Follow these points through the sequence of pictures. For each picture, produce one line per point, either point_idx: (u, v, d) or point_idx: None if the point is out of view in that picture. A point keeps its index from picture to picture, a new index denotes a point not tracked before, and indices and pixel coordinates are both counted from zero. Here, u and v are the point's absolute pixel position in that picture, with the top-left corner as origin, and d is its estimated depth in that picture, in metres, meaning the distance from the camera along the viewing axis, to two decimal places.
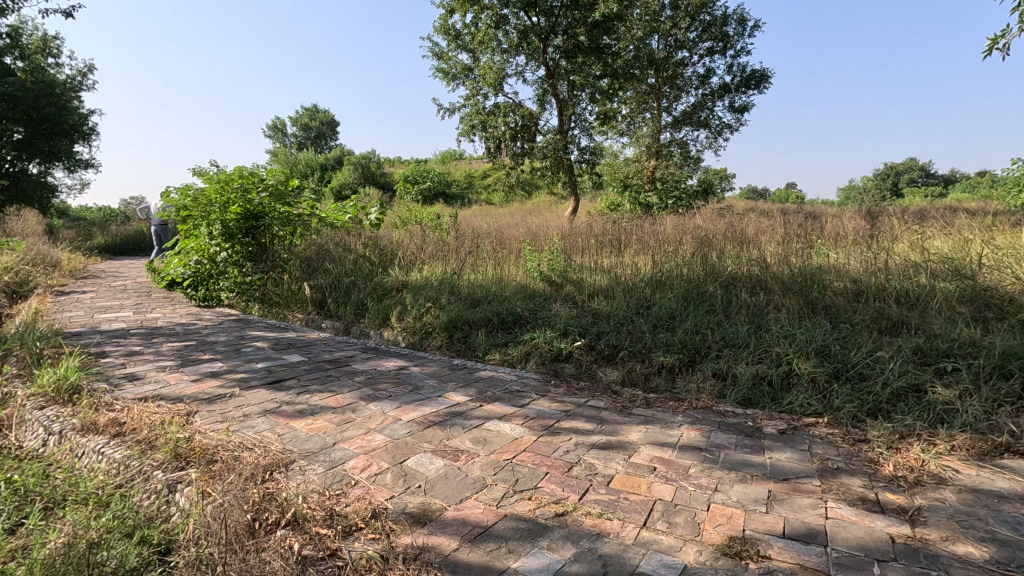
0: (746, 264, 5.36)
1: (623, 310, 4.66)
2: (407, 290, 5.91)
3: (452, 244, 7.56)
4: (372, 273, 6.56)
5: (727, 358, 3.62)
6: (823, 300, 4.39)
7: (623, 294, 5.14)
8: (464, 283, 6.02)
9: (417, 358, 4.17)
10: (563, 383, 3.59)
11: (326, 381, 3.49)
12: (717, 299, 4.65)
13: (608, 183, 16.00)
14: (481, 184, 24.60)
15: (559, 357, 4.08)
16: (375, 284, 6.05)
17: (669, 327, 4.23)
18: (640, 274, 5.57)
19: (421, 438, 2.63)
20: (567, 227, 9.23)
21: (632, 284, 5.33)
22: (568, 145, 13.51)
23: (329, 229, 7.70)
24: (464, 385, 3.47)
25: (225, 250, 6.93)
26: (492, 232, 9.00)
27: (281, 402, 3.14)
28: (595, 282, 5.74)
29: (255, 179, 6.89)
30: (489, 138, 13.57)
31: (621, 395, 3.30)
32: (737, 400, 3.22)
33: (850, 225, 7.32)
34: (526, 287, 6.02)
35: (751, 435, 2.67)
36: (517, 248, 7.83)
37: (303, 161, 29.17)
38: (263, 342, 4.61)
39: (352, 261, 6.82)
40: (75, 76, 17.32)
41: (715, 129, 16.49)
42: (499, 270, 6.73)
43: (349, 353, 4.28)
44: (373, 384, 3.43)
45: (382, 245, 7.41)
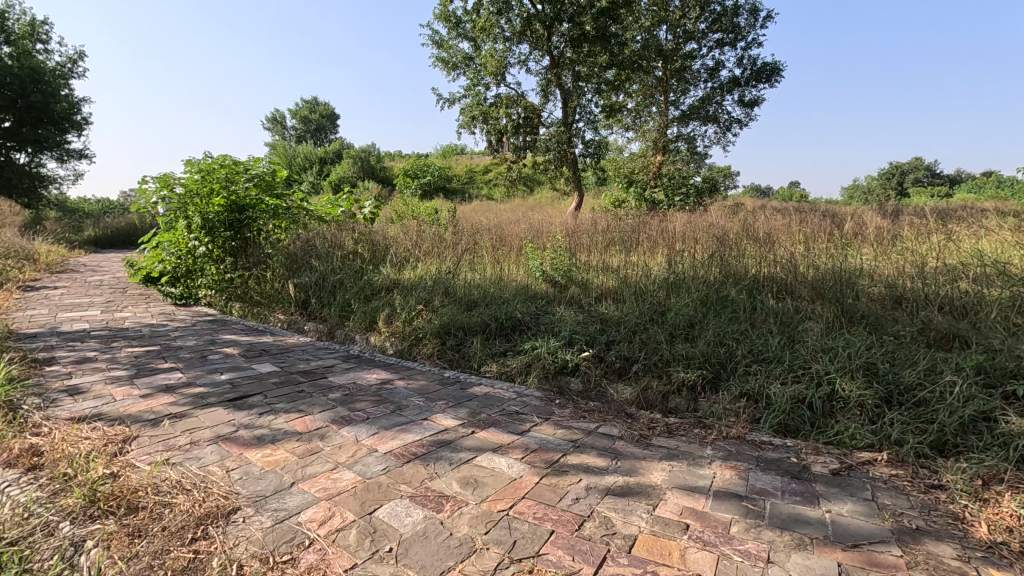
0: (769, 266, 4.88)
1: (634, 316, 4.18)
2: (398, 290, 5.45)
3: (449, 240, 7.10)
4: (361, 271, 6.08)
5: (758, 376, 3.15)
6: (860, 308, 3.90)
7: (635, 298, 4.67)
8: (460, 283, 5.56)
9: (404, 369, 3.71)
10: (569, 403, 3.12)
11: (295, 399, 3.02)
12: (739, 305, 4.17)
13: (612, 179, 15.50)
14: (482, 178, 24.11)
15: (564, 370, 3.61)
16: (364, 283, 5.58)
17: (688, 337, 3.76)
18: (652, 275, 5.10)
19: (398, 478, 2.16)
20: (572, 223, 8.76)
21: (644, 287, 4.86)
22: (572, 138, 13.01)
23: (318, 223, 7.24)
24: (454, 405, 3.00)
25: (204, 245, 6.46)
26: (492, 229, 8.52)
27: (238, 425, 2.67)
28: (603, 284, 5.27)
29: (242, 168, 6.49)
30: (491, 130, 13.07)
31: (637, 420, 2.83)
32: (772, 428, 2.75)
33: (875, 224, 6.83)
34: (527, 288, 5.55)
35: (799, 478, 2.20)
36: (518, 246, 7.35)
37: (301, 154, 28.68)
38: (234, 348, 4.15)
39: (341, 256, 6.35)
40: (65, 63, 16.87)
41: (724, 124, 15.96)
42: (498, 269, 6.26)
43: (328, 363, 3.81)
44: (349, 404, 2.97)
45: (373, 240, 6.94)
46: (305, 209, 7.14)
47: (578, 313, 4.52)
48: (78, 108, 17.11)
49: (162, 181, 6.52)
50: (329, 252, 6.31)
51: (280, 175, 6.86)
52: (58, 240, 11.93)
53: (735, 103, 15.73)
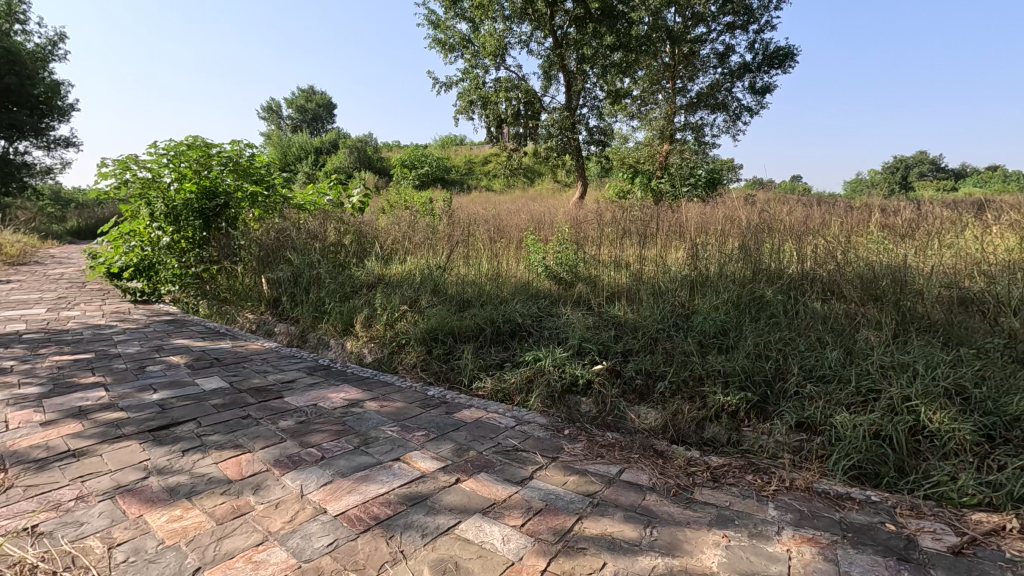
0: (805, 261, 4.24)
1: (654, 320, 3.57)
2: (382, 288, 4.82)
3: (443, 232, 6.45)
4: (343, 267, 5.44)
5: (816, 400, 2.52)
6: (925, 313, 3.27)
7: (652, 298, 4.03)
8: (454, 279, 4.92)
9: (380, 385, 3.07)
10: (581, 434, 2.48)
11: (235, 428, 2.38)
12: (777, 307, 3.55)
13: (616, 169, 14.83)
14: (481, 169, 23.41)
15: (573, 388, 2.98)
16: (344, 280, 4.94)
17: (722, 349, 3.14)
18: (670, 271, 4.46)
19: (347, 561, 1.53)
20: (579, 214, 8.11)
21: (662, 285, 4.23)
22: (576, 125, 12.32)
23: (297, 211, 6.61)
24: (436, 438, 2.37)
25: (168, 235, 5.89)
26: (489, 220, 7.86)
27: (151, 469, 2.04)
28: (615, 280, 4.63)
29: (217, 151, 6.01)
30: (490, 117, 12.38)
31: (670, 461, 2.20)
32: (845, 474, 2.13)
33: (913, 215, 6.15)
34: (528, 285, 4.92)
35: (910, 562, 1.57)
36: (518, 238, 6.71)
37: (297, 143, 27.94)
38: (182, 356, 3.51)
39: (321, 247, 5.70)
40: (45, 45, 16.16)
41: (734, 111, 15.25)
42: (496, 263, 5.62)
43: (289, 376, 3.18)
44: (304, 436, 2.33)
45: (358, 231, 6.29)
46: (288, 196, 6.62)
47: (587, 315, 3.91)
48: (61, 92, 16.39)
49: (124, 165, 5.95)
50: (307, 242, 5.66)
51: (260, 159, 6.39)
52: (32, 231, 11.26)
53: (746, 89, 15.01)
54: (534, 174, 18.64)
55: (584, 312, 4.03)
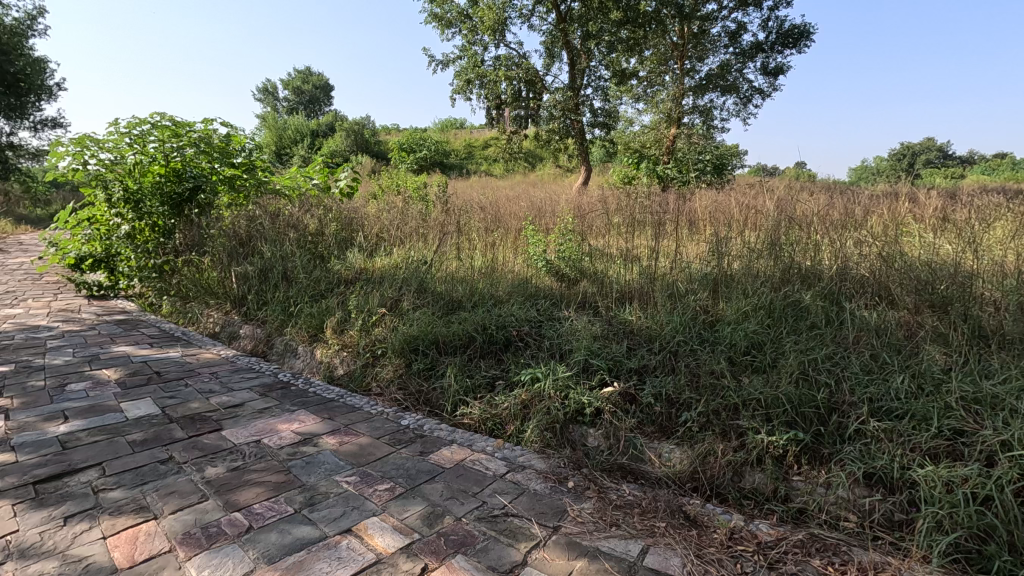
0: (845, 257, 3.68)
1: (673, 330, 3.04)
2: (362, 286, 4.27)
3: (434, 223, 5.89)
4: (321, 262, 4.90)
5: (885, 445, 1.99)
6: (1000, 326, 2.72)
7: (668, 301, 3.49)
8: (443, 276, 4.37)
9: (345, 410, 2.55)
10: (589, 486, 1.96)
11: (145, 480, 1.85)
12: (819, 315, 3.01)
13: (621, 154, 14.20)
14: (480, 153, 22.72)
15: (579, 418, 2.46)
16: (320, 276, 4.40)
17: (758, 369, 2.61)
18: (687, 269, 3.91)
19: None
20: (583, 202, 7.53)
21: (679, 285, 3.68)
22: (580, 106, 11.65)
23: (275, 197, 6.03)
24: (404, 494, 1.84)
25: (127, 222, 5.36)
26: (486, 207, 7.29)
27: (12, 550, 1.49)
28: (624, 276, 4.07)
29: (189, 130, 5.48)
30: (489, 97, 11.72)
31: (710, 535, 1.67)
32: (940, 557, 1.60)
33: (952, 205, 5.58)
34: (526, 283, 4.37)
35: None
36: (516, 229, 6.15)
37: (292, 126, 27.17)
38: (116, 369, 2.97)
39: (297, 237, 5.14)
40: (26, 19, 15.48)
41: (746, 94, 14.55)
42: (491, 256, 5.07)
43: (237, 397, 2.65)
44: (231, 493, 1.80)
45: (341, 220, 5.73)
46: (267, 180, 6.11)
47: (593, 321, 3.38)
48: (42, 69, 15.70)
49: (81, 145, 5.36)
50: (282, 231, 5.10)
51: (236, 140, 5.88)
52: (7, 216, 10.73)
53: (758, 70, 14.29)
54: (535, 159, 18.00)
55: (590, 317, 3.50)
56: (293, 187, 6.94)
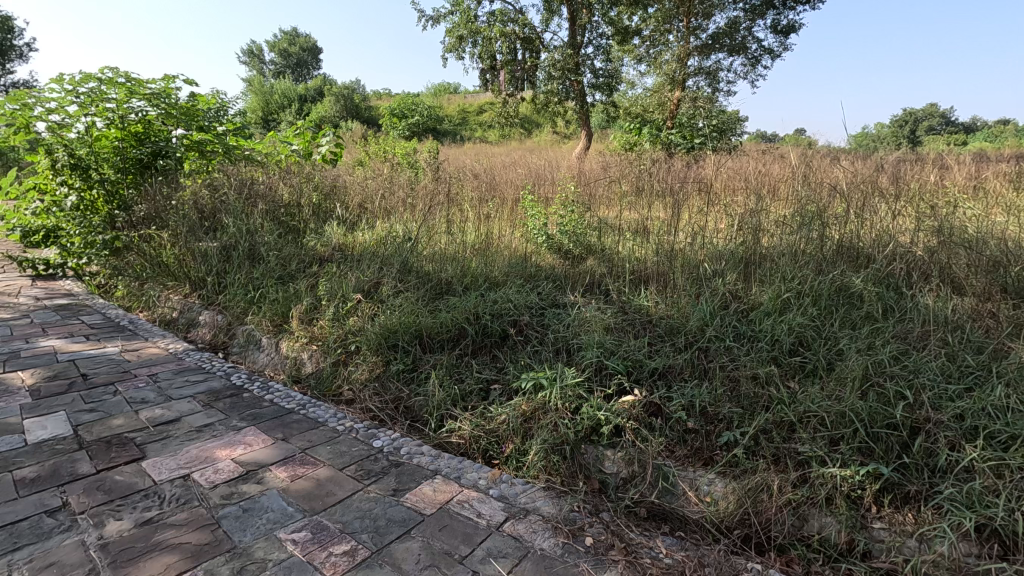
0: (894, 228, 3.18)
1: (701, 324, 2.56)
2: (338, 265, 3.76)
3: (423, 194, 5.35)
4: (295, 240, 4.38)
5: (997, 486, 1.54)
6: None
7: (692, 285, 3.00)
8: (431, 254, 3.86)
9: (306, 427, 2.07)
10: (614, 542, 1.50)
11: (17, 546, 1.36)
12: (874, 304, 2.53)
13: (622, 118, 13.50)
14: (475, 118, 21.84)
15: (594, 438, 1.99)
16: (291, 256, 3.88)
17: (810, 374, 2.15)
18: (711, 246, 3.40)
19: None
20: (586, 169, 6.95)
21: (702, 266, 3.19)
22: (580, 66, 10.90)
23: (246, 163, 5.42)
24: (368, 562, 1.37)
25: (75, 192, 4.76)
26: (480, 175, 6.70)
27: None
28: (637, 254, 3.57)
29: (149, 87, 4.88)
30: (484, 56, 10.95)
31: None
32: None
33: (995, 172, 5.04)
34: (525, 262, 3.86)
35: None
36: (512, 200, 5.60)
37: (279, 90, 26.03)
38: (34, 370, 2.47)
39: (267, 209, 4.60)
40: None
41: (755, 54, 13.73)
42: (485, 230, 4.53)
43: (174, 409, 2.16)
44: (131, 565, 1.32)
45: (318, 191, 5.17)
46: (239, 146, 5.54)
47: (604, 309, 2.89)
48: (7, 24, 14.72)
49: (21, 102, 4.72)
50: (251, 204, 4.55)
51: (204, 100, 5.28)
52: None
53: (768, 28, 13.44)
54: (531, 125, 17.24)
55: (600, 304, 3.02)
56: (270, 153, 6.34)
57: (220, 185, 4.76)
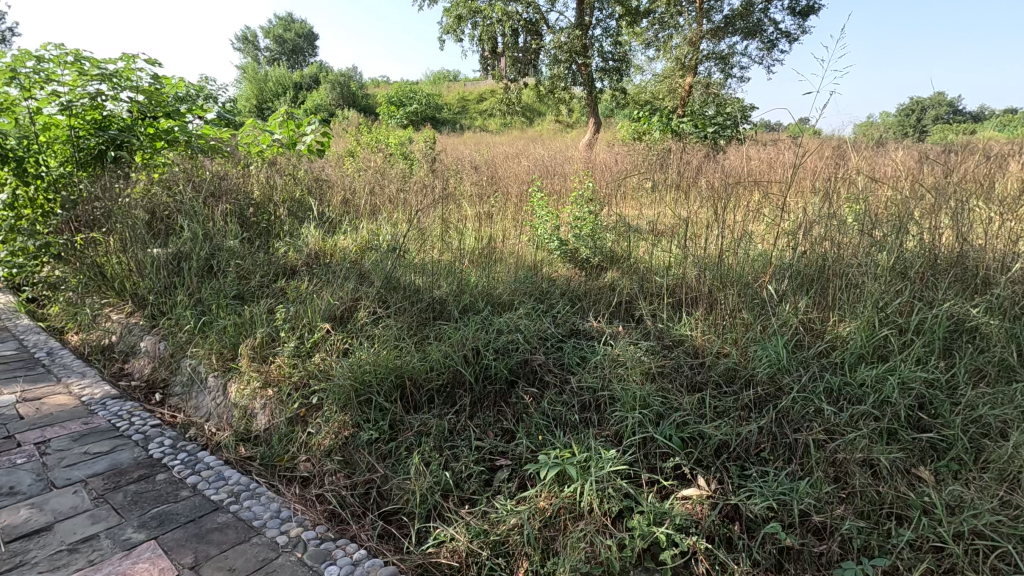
0: (999, 238, 2.54)
1: (775, 375, 1.94)
2: (311, 278, 3.12)
3: (417, 194, 4.71)
4: (265, 247, 3.73)
5: None
6: None
7: (748, 314, 2.37)
8: (423, 265, 3.23)
9: (235, 539, 1.45)
10: None
11: None
12: (1009, 348, 1.90)
13: (631, 107, 12.79)
14: (475, 107, 21.09)
15: (649, 563, 1.37)
16: (256, 268, 3.25)
17: (950, 460, 1.52)
18: (762, 260, 2.78)
19: None
20: (600, 161, 6.27)
21: (756, 287, 2.56)
22: (588, 49, 10.16)
23: (216, 155, 4.74)
24: None
25: (8, 189, 4.05)
26: (481, 167, 6.06)
27: None
28: (671, 269, 2.94)
29: (105, 68, 4.21)
30: (484, 38, 10.23)
31: None
32: None
33: None
34: (534, 275, 3.23)
35: None
36: (517, 197, 4.97)
37: (274, 77, 25.21)
38: None
39: (232, 207, 3.94)
40: None
41: (772, 37, 12.95)
42: (486, 233, 3.90)
43: (48, 507, 1.52)
44: None
45: (297, 188, 4.52)
46: (212, 137, 4.88)
47: (642, 346, 2.26)
48: None
49: None
50: (213, 201, 3.89)
51: (170, 84, 4.63)
52: None
53: (786, 10, 12.66)
54: (533, 113, 16.52)
55: (633, 339, 2.39)
56: (248, 144, 5.66)
57: (180, 177, 4.04)
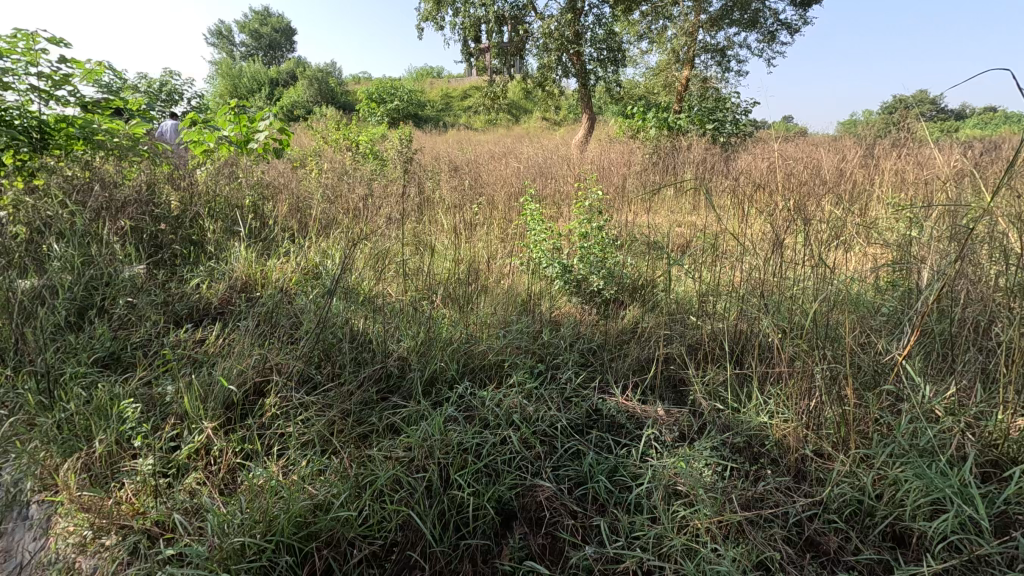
0: None
1: (955, 539, 1.13)
2: (222, 330, 2.25)
3: (382, 206, 3.84)
4: (176, 274, 2.84)
5: None
6: None
7: (859, 404, 1.56)
8: (379, 306, 2.37)
9: None
10: None
11: None
12: None
13: (624, 102, 12.00)
14: (458, 103, 20.17)
15: None
16: (147, 312, 2.35)
17: None
18: (848, 307, 1.98)
19: None
20: (599, 160, 5.42)
21: (855, 350, 1.75)
22: (580, 37, 9.31)
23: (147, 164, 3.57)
24: None
25: None
26: (463, 169, 5.23)
27: None
28: (718, 317, 2.13)
29: None
30: (467, 25, 9.34)
31: None
32: None
33: None
34: (530, 318, 2.40)
35: None
36: (504, 206, 4.14)
37: (248, 74, 24.01)
38: None
39: (134, 224, 3.01)
40: None
41: (772, 28, 12.18)
42: (465, 256, 3.06)
43: None
44: None
45: (233, 197, 3.63)
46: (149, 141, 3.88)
47: (708, 465, 1.44)
48: None
49: None
50: (106, 216, 2.95)
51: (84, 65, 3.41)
52: None
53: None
54: (520, 111, 15.69)
55: (686, 444, 1.57)
56: (190, 141, 4.72)
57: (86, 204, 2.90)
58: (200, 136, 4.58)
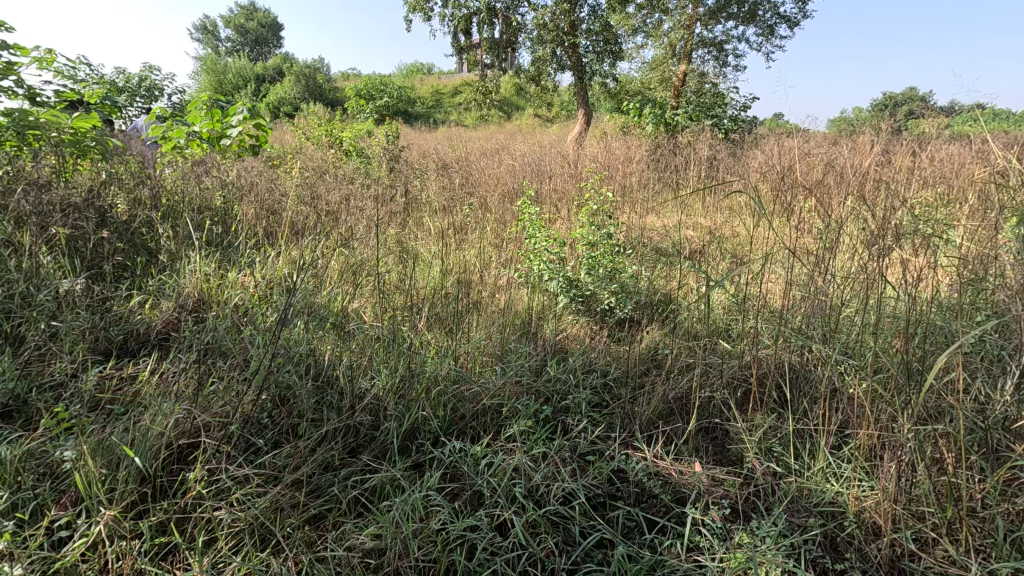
0: None
1: None
2: (157, 365, 1.85)
3: (362, 210, 3.43)
4: (116, 291, 2.42)
5: None
6: None
7: (962, 472, 1.21)
8: (351, 331, 1.98)
9: None
10: None
11: None
12: None
13: (620, 98, 11.63)
14: (449, 100, 19.71)
15: None
16: (68, 341, 1.94)
17: None
18: (917, 335, 1.63)
19: None
20: (600, 158, 5.05)
21: (942, 395, 1.40)
22: (575, 28, 8.93)
23: (105, 162, 3.12)
24: None
25: None
26: (453, 167, 4.85)
27: None
28: (760, 347, 1.77)
29: None
30: (457, 16, 8.93)
31: None
32: None
33: None
34: (530, 344, 2.03)
35: None
36: (498, 208, 3.76)
37: (234, 69, 23.40)
38: None
39: (70, 232, 2.59)
40: None
41: (770, 22, 11.85)
42: (454, 267, 2.67)
43: None
44: None
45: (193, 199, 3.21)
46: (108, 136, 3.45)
47: (780, 568, 1.08)
48: None
49: None
50: (35, 223, 2.53)
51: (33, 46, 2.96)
52: None
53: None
54: (512, 108, 15.29)
55: (742, 529, 1.20)
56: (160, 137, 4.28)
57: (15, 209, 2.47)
58: (168, 132, 4.14)
